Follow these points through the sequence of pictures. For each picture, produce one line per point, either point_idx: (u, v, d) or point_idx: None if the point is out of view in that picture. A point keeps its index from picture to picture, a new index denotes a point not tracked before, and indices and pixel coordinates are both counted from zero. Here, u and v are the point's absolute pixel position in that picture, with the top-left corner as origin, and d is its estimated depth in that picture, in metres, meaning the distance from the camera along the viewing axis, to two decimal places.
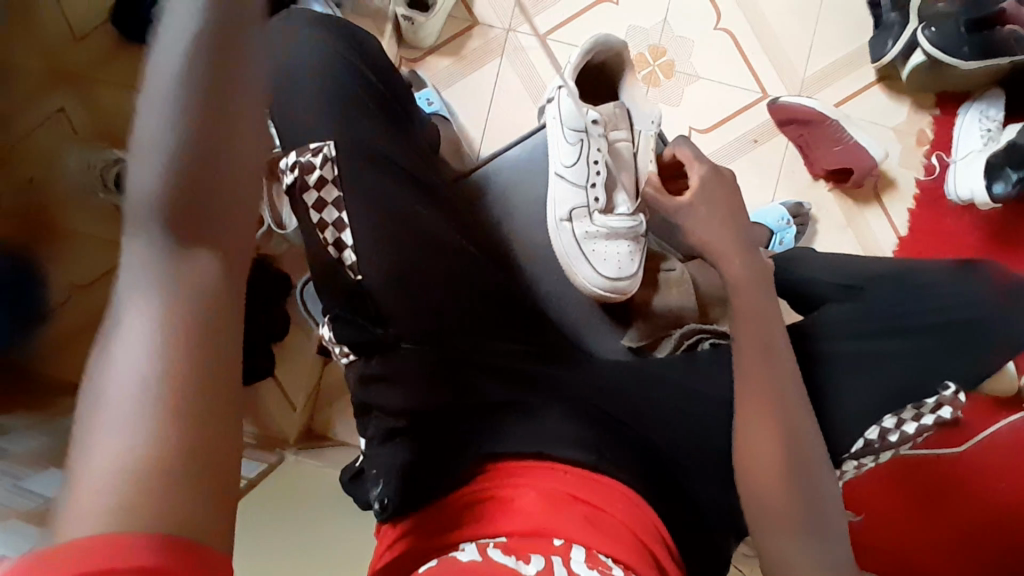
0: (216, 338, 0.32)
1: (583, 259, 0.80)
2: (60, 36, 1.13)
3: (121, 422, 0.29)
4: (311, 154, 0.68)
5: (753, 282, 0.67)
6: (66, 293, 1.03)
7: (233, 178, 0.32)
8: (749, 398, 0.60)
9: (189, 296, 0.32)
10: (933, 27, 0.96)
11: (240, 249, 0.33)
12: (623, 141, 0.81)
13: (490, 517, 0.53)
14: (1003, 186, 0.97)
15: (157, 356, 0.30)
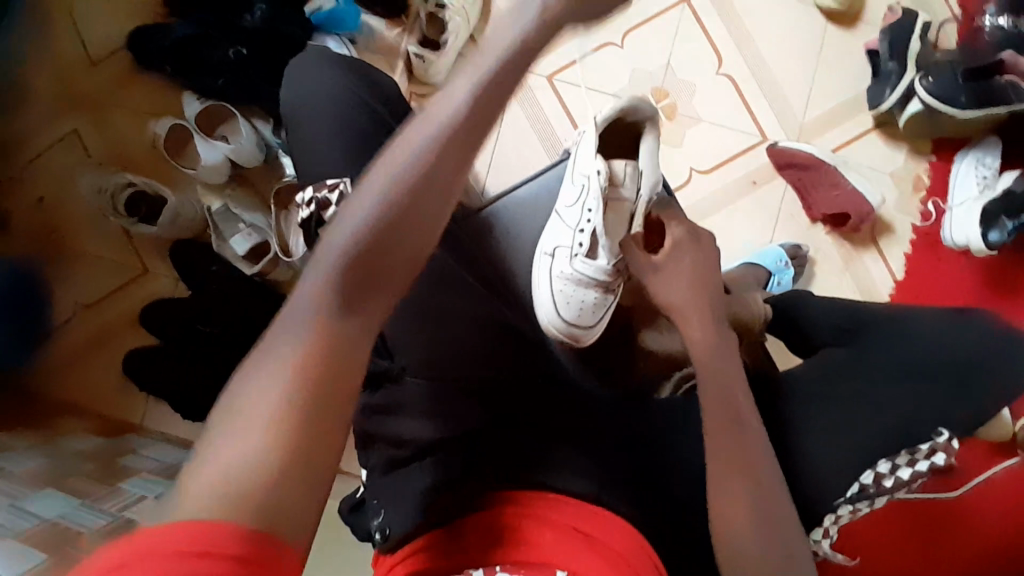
0: (337, 381, 0.43)
1: (550, 298, 0.77)
2: (78, 60, 1.13)
3: (252, 426, 0.40)
4: (328, 190, 0.66)
5: (711, 343, 0.66)
6: (72, 312, 1.11)
7: (379, 268, 0.46)
8: (717, 447, 0.60)
9: (322, 342, 0.43)
10: (931, 76, 1.01)
11: (371, 314, 0.46)
12: (628, 200, 0.75)
13: (496, 545, 0.55)
14: (1000, 235, 0.99)
15: (293, 388, 0.42)
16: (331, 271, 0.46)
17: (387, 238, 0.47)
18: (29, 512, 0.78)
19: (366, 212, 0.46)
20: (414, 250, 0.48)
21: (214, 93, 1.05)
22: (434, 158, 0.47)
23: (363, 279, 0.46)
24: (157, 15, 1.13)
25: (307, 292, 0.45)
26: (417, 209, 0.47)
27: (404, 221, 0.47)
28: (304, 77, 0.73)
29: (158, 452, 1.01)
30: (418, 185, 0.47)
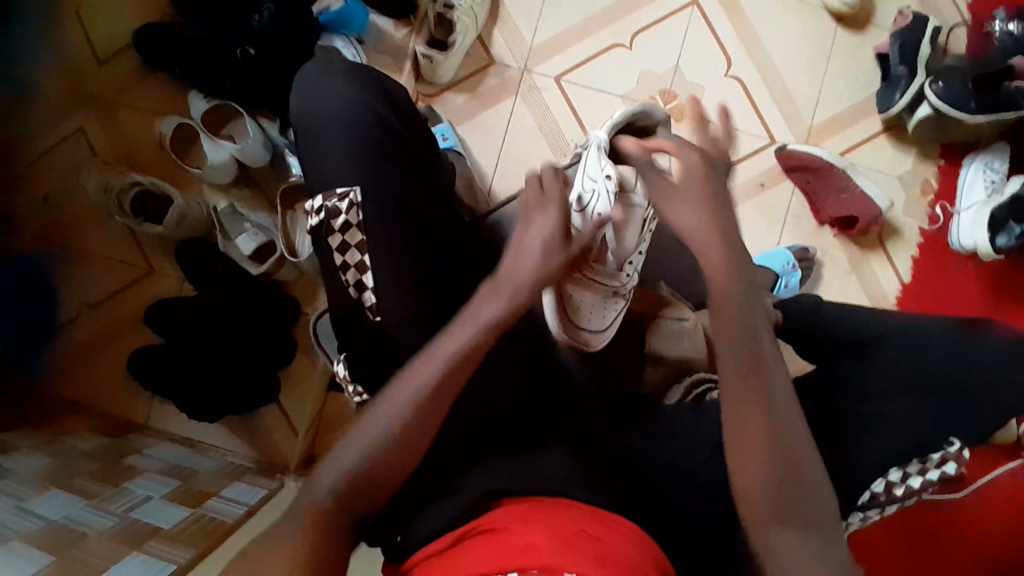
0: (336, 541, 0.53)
1: (552, 300, 0.74)
2: (84, 58, 1.13)
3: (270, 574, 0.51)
4: (337, 199, 0.68)
5: (732, 290, 0.58)
6: (77, 310, 1.11)
7: (391, 458, 0.56)
8: (747, 419, 0.53)
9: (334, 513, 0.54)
10: (941, 81, 1.00)
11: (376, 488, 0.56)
12: (640, 206, 0.78)
13: (503, 535, 0.54)
14: (1008, 239, 0.98)
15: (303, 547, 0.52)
16: (342, 473, 0.55)
17: (399, 435, 0.56)
18: (35, 513, 0.78)
19: (378, 428, 0.56)
20: (422, 443, 0.57)
21: (220, 92, 1.05)
22: (443, 373, 0.57)
23: (376, 464, 0.55)
24: (165, 13, 1.13)
25: (321, 484, 0.55)
26: (420, 430, 0.56)
27: (409, 438, 0.56)
28: (313, 85, 0.73)
29: (163, 452, 1.01)
30: (428, 392, 0.57)
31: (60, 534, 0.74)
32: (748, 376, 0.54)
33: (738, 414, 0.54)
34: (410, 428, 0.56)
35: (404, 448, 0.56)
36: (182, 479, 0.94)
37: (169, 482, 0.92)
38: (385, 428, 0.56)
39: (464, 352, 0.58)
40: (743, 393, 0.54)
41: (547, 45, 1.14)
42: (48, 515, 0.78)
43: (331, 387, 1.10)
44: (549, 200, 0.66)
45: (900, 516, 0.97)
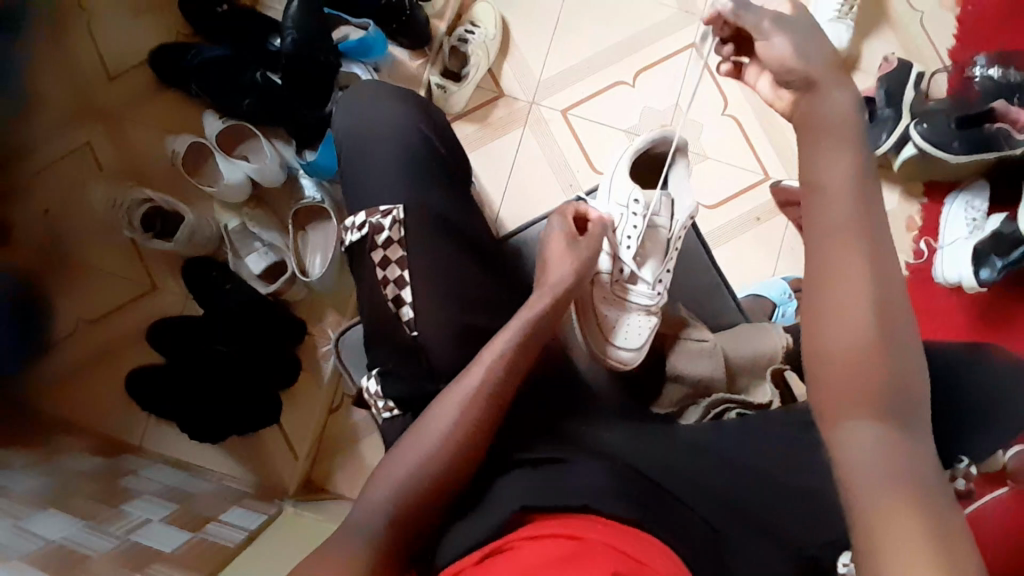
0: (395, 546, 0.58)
1: (595, 321, 0.83)
2: (98, 76, 1.14)
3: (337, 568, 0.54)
4: (381, 215, 0.69)
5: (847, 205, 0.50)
6: (75, 325, 1.09)
7: (442, 470, 0.61)
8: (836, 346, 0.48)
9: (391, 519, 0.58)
10: (925, 123, 1.08)
11: (432, 496, 0.60)
12: (663, 227, 0.83)
13: (531, 549, 0.54)
14: (990, 273, 1.04)
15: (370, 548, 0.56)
16: (376, 508, 0.59)
17: (448, 449, 0.61)
18: (32, 532, 0.75)
19: (410, 465, 0.61)
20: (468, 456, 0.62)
21: (238, 113, 1.07)
22: (484, 388, 0.64)
23: (429, 476, 0.60)
24: (182, 36, 1.15)
25: (353, 523, 0.59)
26: (451, 465, 0.61)
27: (440, 475, 0.60)
28: (362, 106, 0.75)
29: (161, 474, 0.98)
30: (472, 407, 0.63)
31: (62, 554, 0.72)
32: (838, 288, 0.49)
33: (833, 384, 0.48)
34: (458, 441, 0.62)
35: (454, 461, 0.61)
36: (181, 501, 0.91)
37: (167, 504, 0.89)
38: (437, 442, 0.61)
39: (503, 368, 0.65)
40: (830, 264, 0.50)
41: (555, 79, 1.18)
42: (46, 534, 0.75)
43: (334, 407, 1.09)
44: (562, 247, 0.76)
45: None
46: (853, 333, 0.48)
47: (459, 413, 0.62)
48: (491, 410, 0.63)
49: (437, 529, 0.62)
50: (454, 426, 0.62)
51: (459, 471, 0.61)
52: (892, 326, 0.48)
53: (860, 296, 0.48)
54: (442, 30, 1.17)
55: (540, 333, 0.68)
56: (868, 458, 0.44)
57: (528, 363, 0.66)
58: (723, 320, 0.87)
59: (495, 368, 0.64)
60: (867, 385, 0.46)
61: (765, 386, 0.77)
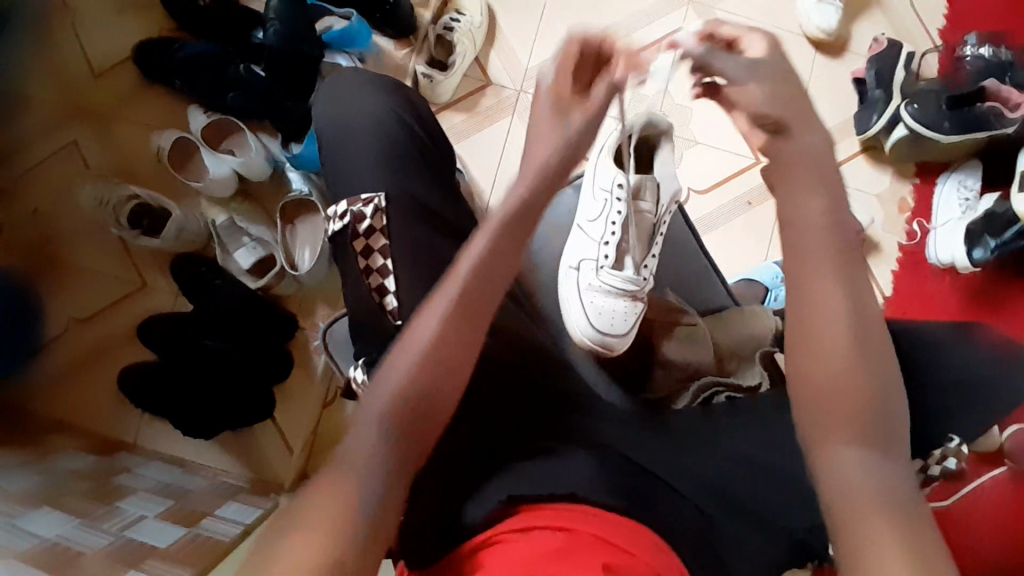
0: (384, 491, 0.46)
1: (580, 309, 0.82)
2: (81, 72, 1.12)
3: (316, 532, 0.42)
4: (363, 204, 0.69)
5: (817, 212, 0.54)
6: (66, 325, 1.08)
7: (429, 389, 0.50)
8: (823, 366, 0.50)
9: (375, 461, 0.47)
10: (916, 104, 1.07)
11: (424, 424, 0.50)
12: (649, 211, 0.82)
13: (526, 545, 0.55)
14: (983, 252, 1.04)
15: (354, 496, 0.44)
16: (361, 446, 0.47)
17: (435, 364, 0.51)
18: (26, 531, 0.75)
19: (391, 391, 0.49)
20: (460, 370, 0.52)
21: (223, 108, 1.07)
22: (467, 290, 0.53)
23: (415, 399, 0.50)
24: (165, 30, 1.14)
25: (336, 480, 0.45)
26: (440, 383, 0.50)
27: (428, 395, 0.50)
28: (340, 94, 0.75)
29: (154, 472, 0.98)
30: (456, 313, 0.52)
31: (56, 552, 0.72)
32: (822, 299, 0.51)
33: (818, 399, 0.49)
34: (442, 353, 0.51)
35: (442, 376, 0.51)
36: (176, 498, 0.91)
37: (162, 501, 0.89)
38: (418, 357, 0.50)
39: (484, 265, 0.55)
40: (811, 291, 0.52)
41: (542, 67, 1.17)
42: (40, 532, 0.75)
43: (326, 399, 1.08)
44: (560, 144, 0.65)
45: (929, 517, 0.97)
46: (841, 356, 0.49)
47: (441, 321, 0.52)
48: (478, 313, 0.54)
49: (431, 521, 0.62)
50: (442, 339, 0.51)
51: (449, 386, 0.51)
52: (876, 349, 0.50)
53: (842, 314, 0.50)
54: (427, 19, 1.16)
55: (529, 224, 0.58)
56: (862, 480, 0.45)
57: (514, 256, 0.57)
58: (713, 306, 0.87)
59: (482, 269, 0.54)
60: (851, 405, 0.48)
61: (754, 367, 0.76)
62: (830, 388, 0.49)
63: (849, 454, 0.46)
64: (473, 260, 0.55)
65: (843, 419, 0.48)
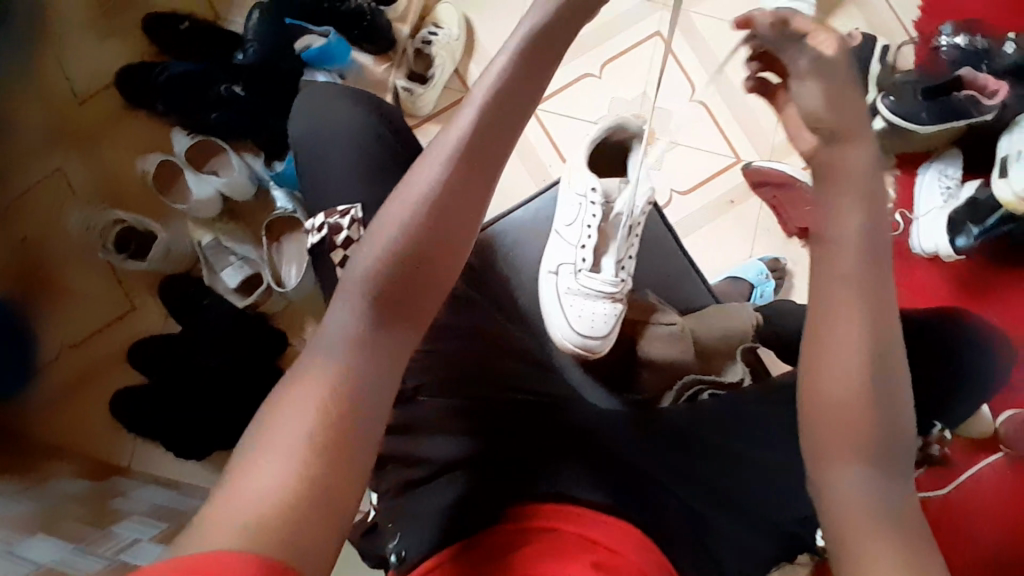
0: (366, 387, 0.45)
1: (561, 312, 0.82)
2: (66, 100, 1.14)
3: (292, 435, 0.42)
4: (340, 215, 0.69)
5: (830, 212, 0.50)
6: (58, 351, 1.09)
7: (415, 270, 0.49)
8: (836, 370, 0.46)
9: (355, 353, 0.46)
10: (892, 96, 1.08)
11: (412, 309, 0.49)
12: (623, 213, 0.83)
13: (508, 543, 0.58)
14: (966, 240, 1.05)
15: (330, 394, 0.43)
16: (345, 324, 0.47)
17: (420, 246, 0.49)
18: (21, 559, 0.75)
19: (368, 271, 0.48)
20: (447, 253, 0.50)
21: (204, 128, 1.08)
22: (455, 169, 0.50)
23: (398, 282, 0.48)
24: (147, 55, 1.15)
25: (312, 369, 0.45)
26: (423, 262, 0.49)
27: (410, 275, 0.48)
28: (311, 110, 0.76)
29: (150, 494, 0.98)
30: (442, 192, 0.49)
31: None
32: (842, 295, 0.47)
33: (827, 415, 0.46)
34: (429, 229, 0.49)
35: (426, 255, 0.49)
36: (170, 519, 0.89)
37: (158, 523, 0.87)
38: (400, 235, 0.48)
39: (473, 145, 0.51)
40: (832, 297, 0.48)
41: None
42: (38, 559, 0.75)
43: None
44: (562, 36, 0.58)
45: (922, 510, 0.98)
46: (849, 366, 0.46)
47: (426, 198, 0.49)
48: (466, 193, 0.50)
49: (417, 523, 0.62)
50: (428, 212, 0.49)
51: (437, 268, 0.50)
52: (891, 359, 0.47)
53: (860, 315, 0.47)
54: (406, 33, 1.17)
55: (525, 98, 0.54)
56: (855, 498, 0.45)
57: (505, 131, 0.53)
58: (694, 304, 0.87)
59: (471, 142, 0.51)
60: (862, 421, 0.46)
61: (735, 364, 0.78)
62: (835, 398, 0.46)
63: (848, 470, 0.46)
64: (462, 132, 0.51)
65: (839, 435, 0.46)
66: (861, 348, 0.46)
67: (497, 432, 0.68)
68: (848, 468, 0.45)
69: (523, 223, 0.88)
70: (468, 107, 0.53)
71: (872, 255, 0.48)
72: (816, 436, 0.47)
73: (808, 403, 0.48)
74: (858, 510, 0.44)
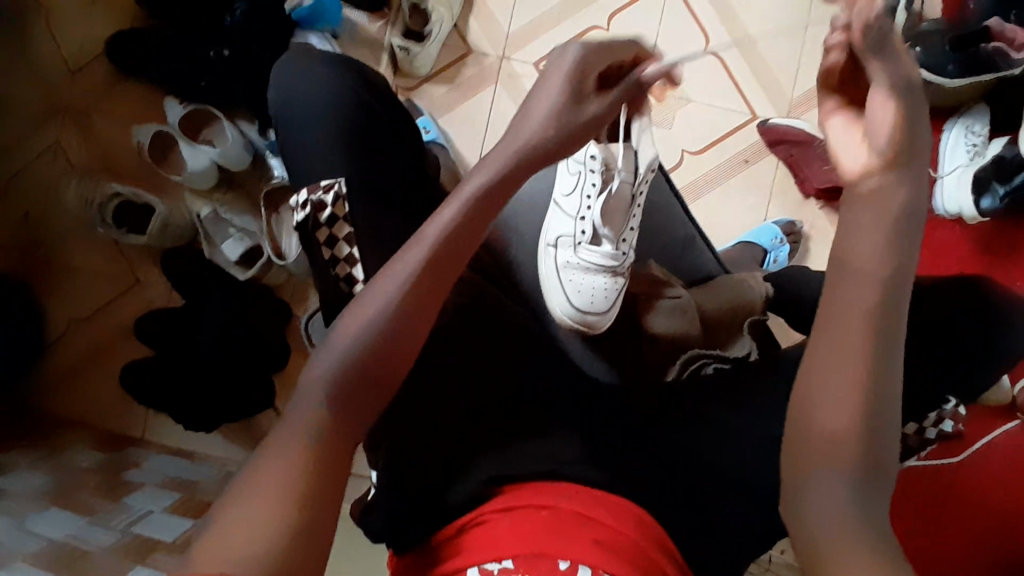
0: (333, 457, 0.43)
1: (559, 287, 0.80)
2: (58, 72, 1.11)
3: (258, 506, 0.39)
4: (323, 192, 0.67)
5: (876, 240, 0.47)
6: (65, 327, 1.09)
7: (379, 366, 0.47)
8: (831, 389, 0.45)
9: (317, 431, 0.43)
10: (919, 47, 1.00)
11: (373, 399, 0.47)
12: (625, 182, 0.79)
13: (499, 520, 0.55)
14: (991, 201, 0.98)
15: (297, 462, 0.42)
16: (324, 379, 0.46)
17: (388, 340, 0.47)
18: (36, 533, 0.75)
19: (335, 359, 0.46)
20: (411, 348, 0.49)
21: (197, 96, 1.05)
22: (430, 262, 0.49)
23: (364, 371, 0.47)
24: (137, 22, 1.11)
25: (278, 450, 0.42)
26: (392, 351, 0.48)
27: (380, 366, 0.47)
28: (295, 79, 0.73)
29: (164, 464, 0.98)
30: (416, 285, 0.49)
31: (65, 552, 0.71)
32: (854, 315, 0.46)
33: (822, 432, 0.45)
34: (397, 324, 0.48)
35: (392, 349, 0.48)
36: (184, 489, 0.91)
37: (172, 494, 0.89)
38: (370, 328, 0.47)
39: (457, 234, 0.51)
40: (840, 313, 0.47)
41: (525, 30, 1.13)
42: (50, 533, 0.75)
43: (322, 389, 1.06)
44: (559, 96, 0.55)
45: (923, 479, 0.98)
46: (849, 391, 0.45)
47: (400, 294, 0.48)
48: (441, 283, 0.50)
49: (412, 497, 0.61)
50: (402, 305, 0.48)
51: (400, 360, 0.48)
52: (886, 396, 0.45)
53: (868, 337, 0.45)
54: None
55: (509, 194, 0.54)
56: (843, 506, 0.43)
57: (487, 222, 0.53)
58: (700, 274, 0.85)
59: (467, 212, 0.51)
60: (855, 440, 0.44)
61: (742, 339, 0.76)
62: (825, 418, 0.45)
63: (831, 481, 0.44)
64: (446, 222, 0.51)
65: (830, 450, 0.45)
66: (863, 367, 0.45)
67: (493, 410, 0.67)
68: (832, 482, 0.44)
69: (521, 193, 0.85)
70: (460, 194, 0.52)
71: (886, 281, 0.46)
72: (811, 450, 0.45)
73: (801, 421, 0.46)
74: (838, 519, 0.43)
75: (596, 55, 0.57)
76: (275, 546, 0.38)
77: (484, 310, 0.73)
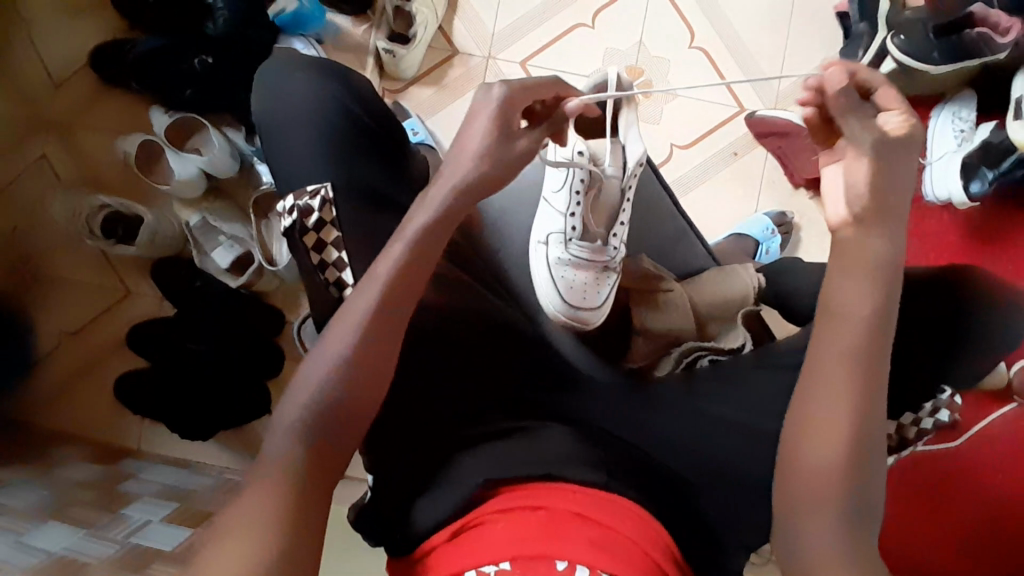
0: (314, 476, 0.49)
1: (551, 285, 0.79)
2: (42, 83, 1.11)
3: (247, 520, 0.46)
4: (309, 197, 0.67)
5: (855, 294, 0.54)
6: (56, 340, 1.08)
7: (348, 391, 0.53)
8: (815, 437, 0.52)
9: (297, 453, 0.49)
10: (903, 35, 0.99)
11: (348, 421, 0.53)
12: (614, 177, 0.81)
13: (496, 523, 0.55)
14: (980, 185, 0.98)
15: (281, 482, 0.48)
16: (298, 410, 0.51)
17: (355, 369, 0.53)
18: (32, 545, 0.73)
19: (308, 390, 0.52)
20: (378, 372, 0.54)
21: (182, 104, 1.05)
22: (387, 296, 0.55)
23: (337, 397, 0.52)
24: (120, 31, 1.11)
25: (263, 473, 0.48)
26: (360, 380, 0.53)
27: (348, 393, 0.52)
28: (279, 84, 0.72)
29: (160, 475, 0.98)
30: (375, 317, 0.54)
31: (63, 563, 0.70)
32: (835, 364, 0.53)
33: (808, 475, 0.52)
34: (362, 354, 0.53)
35: (360, 375, 0.53)
36: (180, 500, 0.90)
37: (169, 504, 0.88)
38: (336, 360, 0.53)
39: (409, 268, 0.56)
40: (825, 362, 0.53)
41: (509, 29, 1.13)
42: (47, 546, 0.73)
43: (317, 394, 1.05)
44: (489, 135, 0.60)
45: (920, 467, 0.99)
46: (836, 437, 0.51)
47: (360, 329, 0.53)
48: (399, 312, 0.55)
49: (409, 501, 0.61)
50: (366, 338, 0.54)
51: (369, 385, 0.54)
52: (869, 432, 0.52)
53: (851, 386, 0.52)
54: None
55: (448, 226, 0.59)
56: (831, 541, 0.50)
57: (437, 253, 0.58)
58: (692, 267, 0.85)
59: (411, 251, 0.56)
60: (834, 476, 0.51)
61: (737, 330, 0.75)
62: (813, 460, 0.52)
63: (818, 515, 0.51)
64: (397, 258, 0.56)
65: (813, 488, 0.51)
66: (843, 412, 0.52)
67: (487, 410, 0.67)
68: (822, 522, 0.51)
69: (510, 192, 0.85)
70: (408, 231, 0.58)
71: (864, 333, 0.53)
72: (801, 488, 0.52)
73: (791, 463, 0.53)
74: (825, 551, 0.50)
75: (520, 94, 0.61)
76: (280, 553, 0.45)
77: (479, 311, 0.73)
